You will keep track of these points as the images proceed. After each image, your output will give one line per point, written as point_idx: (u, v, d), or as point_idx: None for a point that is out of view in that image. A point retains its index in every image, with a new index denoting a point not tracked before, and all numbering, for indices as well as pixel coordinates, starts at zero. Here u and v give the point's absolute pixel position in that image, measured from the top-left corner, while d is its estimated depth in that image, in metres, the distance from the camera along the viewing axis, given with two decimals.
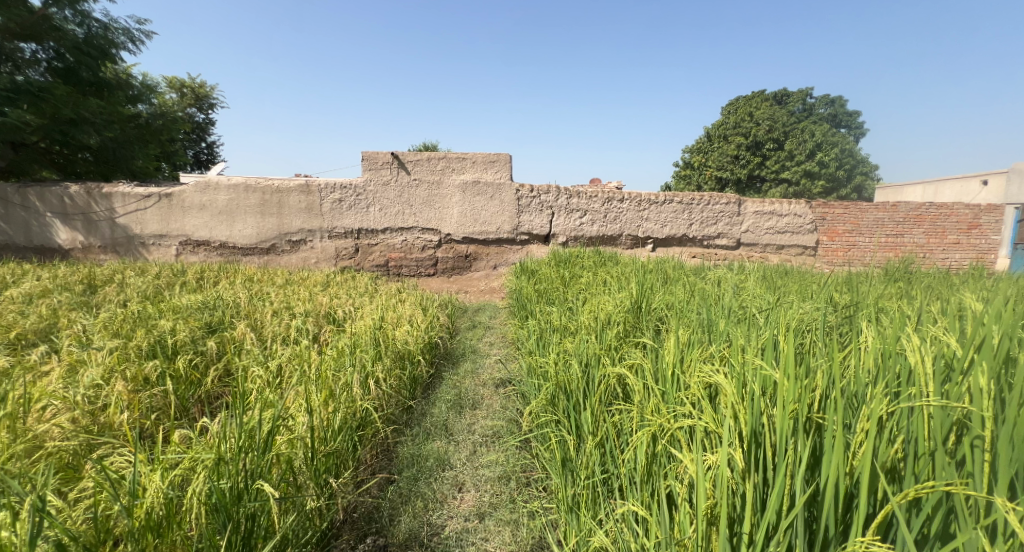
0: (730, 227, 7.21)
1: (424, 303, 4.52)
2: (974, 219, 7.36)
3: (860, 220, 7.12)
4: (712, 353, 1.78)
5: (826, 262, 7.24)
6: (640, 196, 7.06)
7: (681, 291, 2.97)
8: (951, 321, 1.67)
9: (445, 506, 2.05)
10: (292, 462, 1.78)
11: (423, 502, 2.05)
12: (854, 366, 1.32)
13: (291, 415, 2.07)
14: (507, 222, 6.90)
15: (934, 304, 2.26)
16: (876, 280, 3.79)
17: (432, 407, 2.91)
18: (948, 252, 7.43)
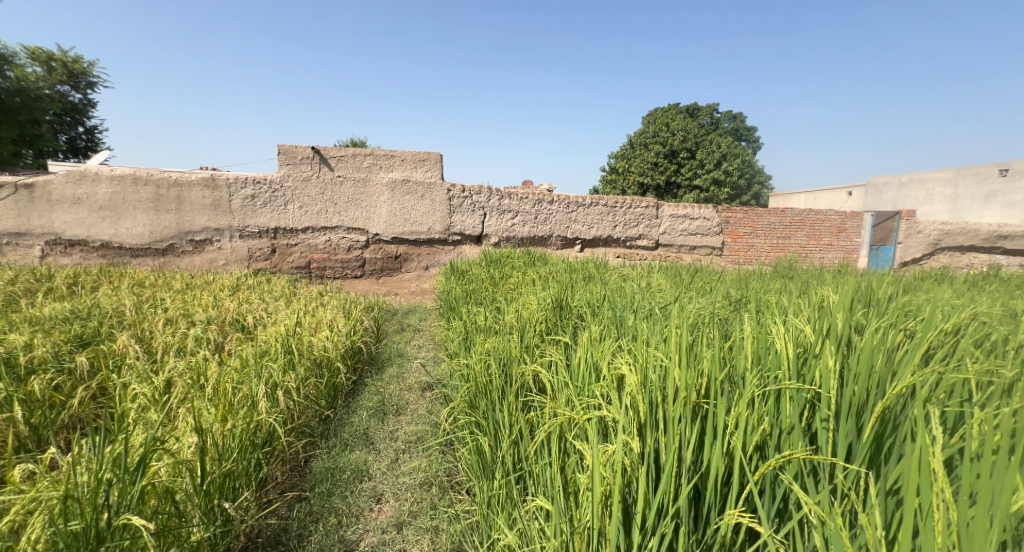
0: (650, 229, 7.73)
1: (347, 306, 4.26)
2: (842, 224, 8.62)
3: (757, 223, 8.08)
4: (621, 347, 1.87)
5: (730, 260, 8.08)
6: (568, 198, 7.31)
7: (601, 289, 3.11)
8: (830, 311, 1.93)
9: (361, 520, 1.94)
10: (174, 491, 1.57)
11: (336, 518, 1.93)
12: (735, 355, 1.44)
13: (176, 437, 1.83)
14: (439, 222, 6.77)
15: (827, 297, 2.59)
16: (768, 276, 4.28)
17: (351, 416, 2.75)
18: (823, 252, 8.62)
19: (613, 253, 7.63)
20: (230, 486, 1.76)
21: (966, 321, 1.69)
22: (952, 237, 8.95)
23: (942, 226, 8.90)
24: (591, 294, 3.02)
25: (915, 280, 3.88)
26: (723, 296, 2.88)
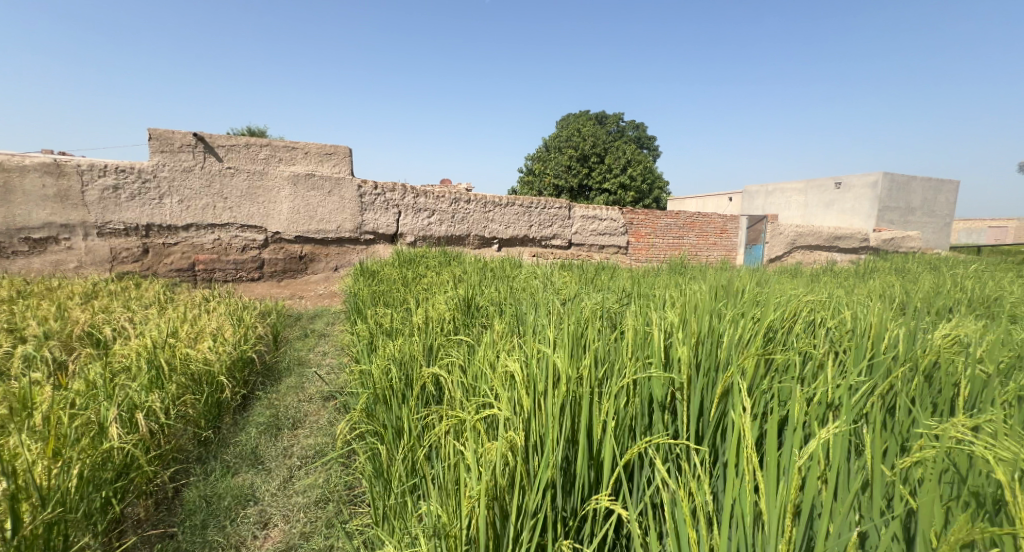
0: (564, 228, 7.89)
1: (236, 313, 3.72)
2: (723, 226, 9.74)
3: (656, 226, 8.74)
4: (516, 345, 1.81)
5: (634, 259, 8.64)
6: (485, 197, 7.12)
7: (513, 288, 3.11)
8: (732, 304, 2.08)
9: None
10: None
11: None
12: (611, 345, 1.47)
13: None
14: (349, 220, 6.21)
15: (733, 289, 2.84)
16: (664, 273, 4.67)
17: (238, 435, 2.39)
18: (709, 251, 9.67)
19: (529, 254, 7.58)
20: (59, 535, 1.40)
21: (835, 309, 1.94)
22: (805, 239, 10.56)
23: (796, 228, 10.32)
24: (513, 293, 2.94)
25: (792, 277, 4.43)
26: (639, 290, 2.99)
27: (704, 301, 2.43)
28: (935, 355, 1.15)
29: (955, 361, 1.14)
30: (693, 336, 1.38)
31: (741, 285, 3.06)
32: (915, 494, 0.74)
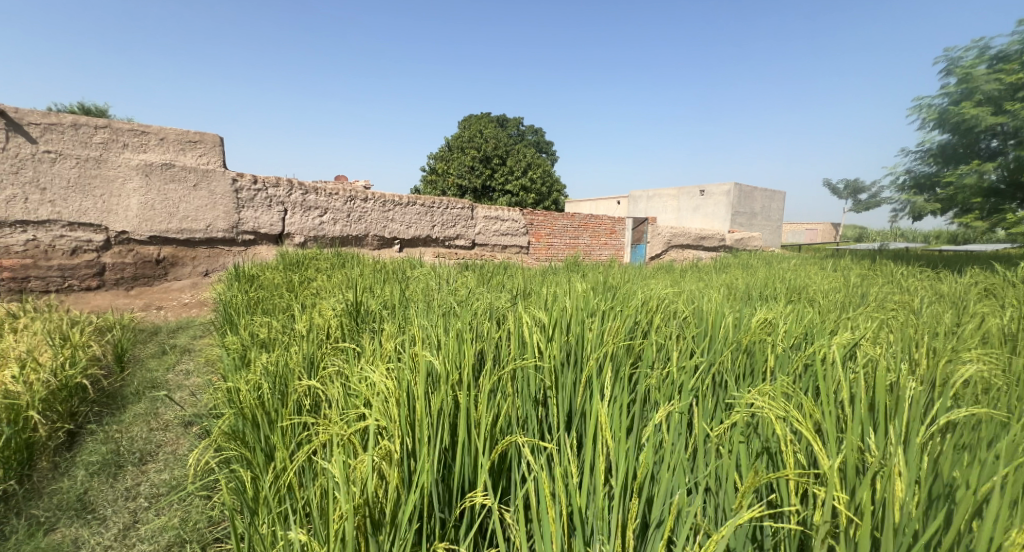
0: (467, 229, 7.66)
1: (66, 331, 2.96)
2: (612, 228, 10.52)
3: (552, 227, 9.10)
4: (402, 342, 1.61)
5: (536, 257, 8.83)
6: (384, 196, 6.54)
7: (431, 287, 2.93)
8: (645, 298, 2.18)
9: None
10: None
11: None
12: (490, 341, 1.44)
13: None
14: (223, 218, 5.27)
15: (648, 285, 3.02)
16: (576, 270, 4.81)
17: (60, 481, 1.87)
18: (600, 251, 10.38)
19: (431, 255, 7.20)
20: None
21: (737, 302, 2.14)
22: (677, 239, 11.87)
23: (671, 228, 11.59)
24: (415, 295, 2.74)
25: (674, 273, 4.90)
26: (539, 287, 3.04)
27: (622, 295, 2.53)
28: (765, 335, 1.33)
29: (784, 341, 1.32)
30: (556, 332, 1.45)
31: (657, 283, 3.27)
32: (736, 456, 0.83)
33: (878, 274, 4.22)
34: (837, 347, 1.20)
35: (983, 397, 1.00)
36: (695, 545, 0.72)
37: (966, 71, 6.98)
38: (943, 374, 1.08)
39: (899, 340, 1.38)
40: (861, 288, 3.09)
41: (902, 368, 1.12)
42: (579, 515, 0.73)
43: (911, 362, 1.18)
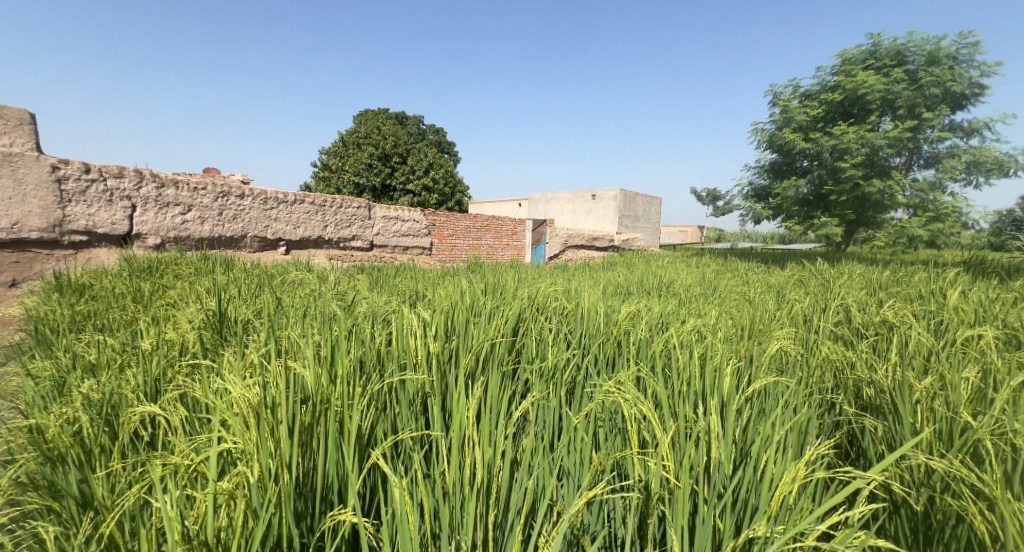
0: (364, 230, 6.82)
1: None
2: (513, 228, 10.71)
3: (455, 229, 8.79)
4: (272, 342, 1.41)
5: (438, 260, 8.44)
6: (265, 192, 5.37)
7: (347, 281, 2.62)
8: (569, 292, 2.19)
9: None
10: None
11: None
12: (368, 341, 1.29)
13: None
14: (37, 214, 3.72)
15: (574, 282, 3.09)
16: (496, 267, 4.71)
17: None
18: (501, 250, 10.51)
19: (326, 258, 6.26)
20: None
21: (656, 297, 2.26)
22: (572, 240, 12.43)
23: (567, 230, 12.20)
24: (290, 288, 2.43)
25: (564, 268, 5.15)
26: (429, 277, 2.96)
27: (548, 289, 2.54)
28: (631, 323, 1.43)
29: (649, 326, 1.45)
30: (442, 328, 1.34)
31: (584, 280, 3.36)
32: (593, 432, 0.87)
33: (728, 270, 4.93)
34: (686, 330, 1.35)
35: (790, 370, 1.21)
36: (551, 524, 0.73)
37: (787, 105, 8.60)
38: (761, 350, 1.28)
39: (729, 324, 1.62)
40: (716, 281, 3.58)
41: (732, 348, 1.31)
42: (435, 507, 0.69)
43: (739, 342, 1.38)
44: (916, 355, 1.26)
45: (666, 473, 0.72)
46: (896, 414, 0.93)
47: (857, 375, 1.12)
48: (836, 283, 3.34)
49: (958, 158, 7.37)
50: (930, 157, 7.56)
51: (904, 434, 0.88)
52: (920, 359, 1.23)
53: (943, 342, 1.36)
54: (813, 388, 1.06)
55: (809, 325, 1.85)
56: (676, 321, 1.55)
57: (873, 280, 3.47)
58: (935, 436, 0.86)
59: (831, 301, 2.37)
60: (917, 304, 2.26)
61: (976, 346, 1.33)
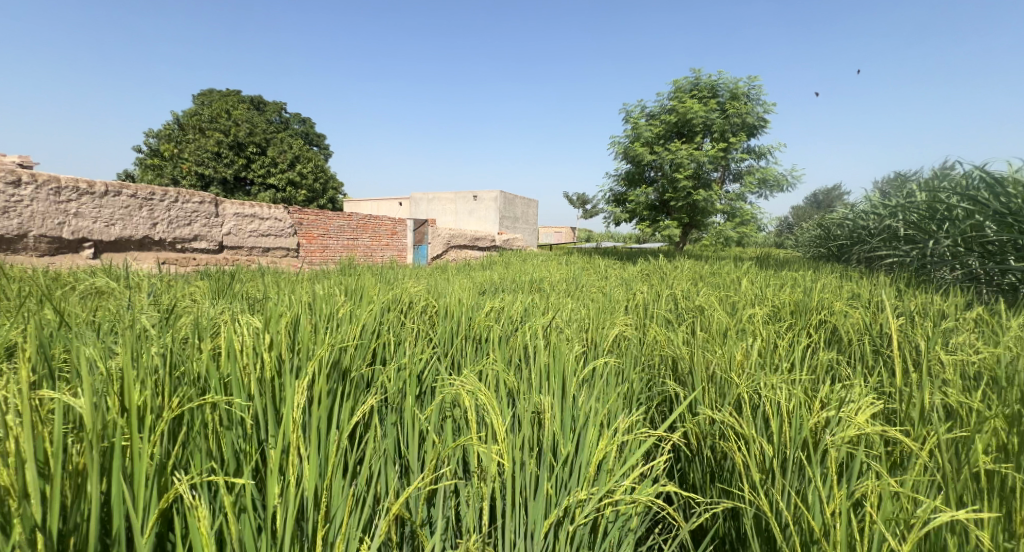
0: (209, 229, 5.82)
1: None
2: (393, 228, 10.20)
3: (329, 227, 8.21)
4: (57, 361, 1.09)
5: (307, 262, 7.63)
6: (55, 180, 4.25)
7: (213, 285, 2.22)
8: (469, 292, 2.14)
9: None
10: None
11: None
12: (181, 344, 1.04)
13: None
14: None
15: (481, 283, 3.05)
16: (391, 268, 4.40)
17: None
18: (382, 251, 9.98)
19: (155, 262, 5.13)
20: None
21: (554, 297, 2.33)
22: (456, 239, 12.15)
23: (450, 230, 11.78)
24: (91, 300, 1.91)
25: (438, 268, 5.05)
26: (283, 276, 2.60)
27: (449, 288, 2.46)
28: (491, 314, 1.43)
29: (514, 315, 1.46)
30: (282, 320, 1.14)
31: (491, 280, 3.35)
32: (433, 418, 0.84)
33: (593, 267, 5.37)
34: (539, 318, 1.42)
35: (623, 352, 1.35)
36: (382, 528, 0.68)
37: (635, 123, 9.76)
38: (602, 334, 1.41)
39: (581, 313, 1.75)
40: (582, 278, 3.87)
41: (577, 334, 1.42)
42: (234, 528, 0.59)
43: (585, 328, 1.50)
44: (719, 332, 1.52)
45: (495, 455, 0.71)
46: (694, 379, 1.10)
47: (670, 351, 1.31)
48: (676, 276, 3.87)
49: (754, 174, 9.18)
50: (736, 173, 9.28)
51: (698, 396, 1.04)
52: (722, 335, 1.49)
53: (741, 320, 1.66)
54: (637, 367, 1.20)
55: (649, 312, 2.11)
56: (534, 311, 1.62)
57: (702, 273, 4.12)
58: (719, 394, 1.04)
59: (671, 292, 2.74)
60: (729, 290, 2.76)
61: (762, 322, 1.66)
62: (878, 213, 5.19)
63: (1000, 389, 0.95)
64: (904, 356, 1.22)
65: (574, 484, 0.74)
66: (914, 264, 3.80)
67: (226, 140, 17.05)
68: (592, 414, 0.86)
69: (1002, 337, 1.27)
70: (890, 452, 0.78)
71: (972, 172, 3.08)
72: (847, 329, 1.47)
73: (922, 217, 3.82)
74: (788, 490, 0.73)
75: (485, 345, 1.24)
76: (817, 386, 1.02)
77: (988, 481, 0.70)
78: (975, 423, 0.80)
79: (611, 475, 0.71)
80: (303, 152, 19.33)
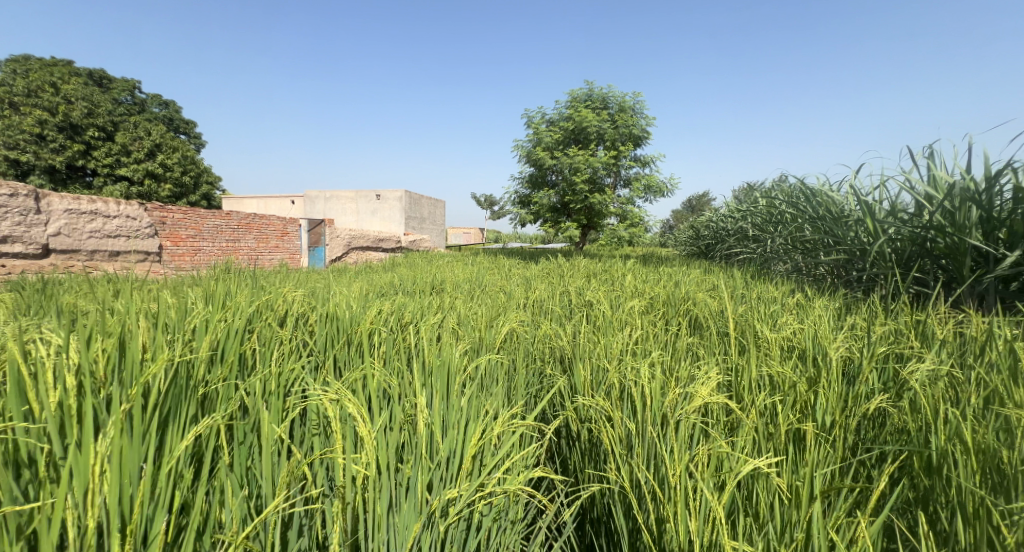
0: (29, 229, 4.81)
1: None
2: (283, 228, 9.36)
3: (202, 226, 7.35)
4: None
5: (174, 266, 6.65)
6: None
7: (49, 295, 1.85)
8: (370, 295, 2.04)
9: None
10: None
11: None
12: None
13: None
14: None
15: (388, 285, 2.93)
16: (286, 272, 4.05)
17: None
18: (272, 254, 9.12)
19: None
20: None
21: (462, 298, 2.32)
22: (358, 240, 11.50)
23: (352, 231, 11.12)
24: None
25: (335, 271, 4.72)
26: (138, 283, 2.22)
27: (349, 291, 2.33)
28: (380, 313, 1.36)
29: (408, 315, 1.41)
30: (111, 321, 0.95)
31: (397, 282, 3.24)
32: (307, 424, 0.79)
33: (498, 267, 5.45)
34: (429, 317, 1.41)
35: (511, 347, 1.40)
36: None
37: (536, 128, 10.13)
38: (492, 331, 1.44)
39: (475, 311, 1.77)
40: (485, 278, 3.90)
41: (468, 333, 1.43)
42: None
43: (478, 325, 1.52)
44: (602, 324, 1.65)
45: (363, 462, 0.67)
46: (573, 369, 1.18)
47: (555, 345, 1.39)
48: (573, 274, 4.08)
49: (640, 181, 10.07)
50: (626, 179, 10.10)
51: (576, 384, 1.12)
52: (604, 327, 1.61)
53: (624, 313, 1.81)
54: (522, 364, 1.24)
55: (544, 308, 2.20)
56: (427, 311, 1.60)
57: (595, 270, 4.41)
58: (594, 380, 1.12)
59: (566, 289, 2.89)
60: (617, 286, 2.99)
61: (641, 314, 1.82)
62: (734, 216, 6.03)
63: (806, 359, 1.18)
64: (744, 338, 1.44)
65: (448, 482, 0.73)
66: (760, 260, 4.49)
67: (54, 119, 14.45)
68: (467, 412, 0.86)
69: (814, 317, 1.56)
70: (726, 419, 0.92)
71: (797, 183, 3.74)
72: (712, 317, 1.67)
73: (765, 220, 4.53)
74: (646, 461, 0.81)
75: (367, 343, 1.15)
76: (673, 366, 1.16)
77: (793, 435, 0.85)
78: (786, 389, 0.98)
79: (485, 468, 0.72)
80: (165, 139, 16.89)
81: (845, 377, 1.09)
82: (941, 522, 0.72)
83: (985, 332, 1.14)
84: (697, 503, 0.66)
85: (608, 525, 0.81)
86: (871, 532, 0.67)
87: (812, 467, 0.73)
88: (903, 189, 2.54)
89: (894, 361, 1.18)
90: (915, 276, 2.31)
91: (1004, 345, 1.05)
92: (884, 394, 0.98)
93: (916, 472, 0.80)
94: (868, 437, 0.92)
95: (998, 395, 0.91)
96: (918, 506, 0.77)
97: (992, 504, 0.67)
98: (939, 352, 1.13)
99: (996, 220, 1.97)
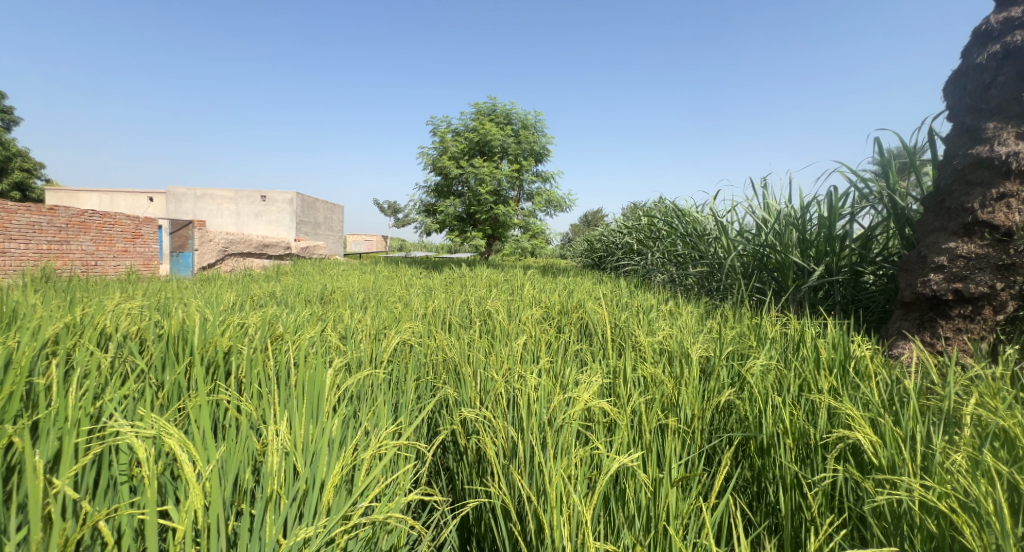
0: None
1: None
2: (136, 230, 7.99)
3: (8, 223, 6.15)
4: None
5: None
6: None
7: None
8: (237, 308, 1.80)
9: None
10: None
11: None
12: None
13: None
14: None
15: (266, 296, 2.62)
16: (137, 281, 3.45)
17: None
18: (118, 260, 7.70)
19: None
20: None
21: (350, 311, 2.15)
22: (235, 246, 10.28)
23: (227, 235, 9.94)
24: None
25: (205, 279, 4.12)
26: None
27: (213, 302, 2.03)
28: (241, 328, 1.21)
29: (279, 330, 1.27)
30: None
31: (280, 292, 2.93)
32: (122, 468, 0.65)
33: (397, 276, 5.19)
34: (306, 330, 1.29)
35: (400, 361, 1.34)
36: None
37: (442, 137, 10.02)
38: (380, 344, 1.37)
39: (364, 322, 1.66)
40: (381, 288, 3.70)
41: (353, 347, 1.34)
42: None
43: (364, 338, 1.44)
44: (496, 334, 1.65)
45: (198, 505, 0.57)
46: (463, 379, 1.18)
47: (447, 356, 1.36)
48: (474, 284, 4.07)
49: (542, 195, 10.48)
50: (528, 193, 10.39)
51: (466, 396, 1.10)
52: (499, 336, 1.63)
53: (521, 322, 1.84)
54: (407, 380, 1.19)
55: (441, 319, 2.15)
56: (306, 324, 1.47)
57: (497, 280, 4.42)
58: (483, 390, 1.13)
59: (466, 299, 2.85)
60: (517, 295, 3.03)
61: (536, 323, 1.86)
62: (623, 232, 6.50)
63: (671, 360, 1.30)
64: (626, 344, 1.55)
65: (306, 520, 0.66)
66: (643, 271, 4.90)
67: None
68: (330, 439, 0.79)
69: (682, 322, 1.73)
70: (603, 420, 0.97)
71: (671, 203, 4.19)
72: (598, 326, 1.77)
73: (648, 235, 4.98)
74: (526, 472, 0.82)
75: (221, 367, 1.01)
76: (559, 373, 1.20)
77: (658, 431, 0.92)
78: (654, 389, 1.07)
79: (351, 499, 0.66)
80: None
81: (702, 376, 1.22)
82: (769, 495, 0.83)
83: (801, 332, 1.36)
84: (570, 508, 0.68)
85: (491, 540, 0.80)
86: (717, 515, 0.74)
87: (670, 460, 0.80)
88: (748, 212, 2.97)
89: (738, 360, 1.35)
90: (755, 285, 2.72)
91: (812, 341, 1.26)
92: (731, 388, 1.12)
93: (752, 453, 0.92)
94: (719, 426, 1.04)
95: (808, 383, 1.09)
96: (754, 483, 0.88)
97: (803, 476, 0.79)
98: (769, 350, 1.32)
99: (808, 240, 2.42)
